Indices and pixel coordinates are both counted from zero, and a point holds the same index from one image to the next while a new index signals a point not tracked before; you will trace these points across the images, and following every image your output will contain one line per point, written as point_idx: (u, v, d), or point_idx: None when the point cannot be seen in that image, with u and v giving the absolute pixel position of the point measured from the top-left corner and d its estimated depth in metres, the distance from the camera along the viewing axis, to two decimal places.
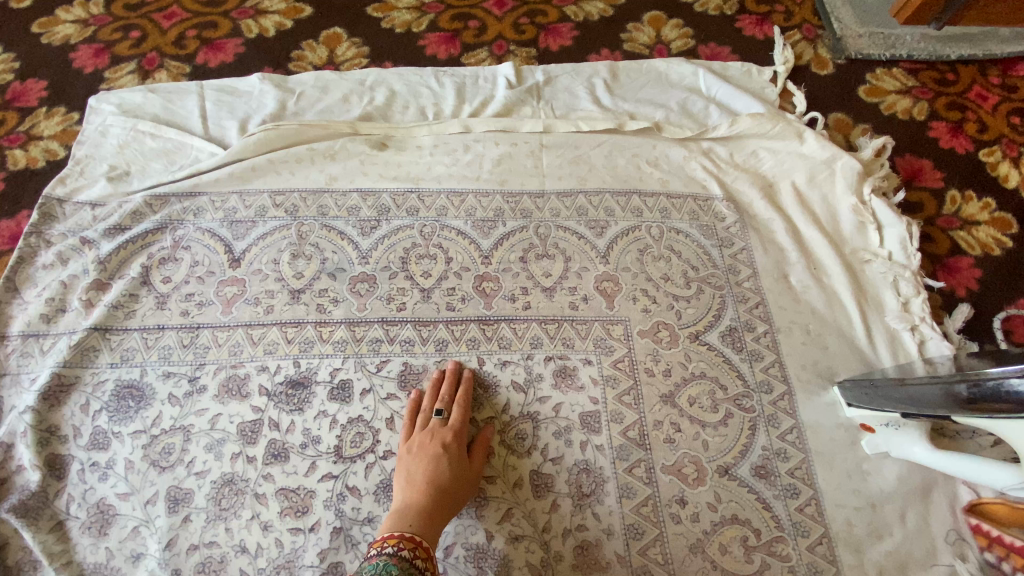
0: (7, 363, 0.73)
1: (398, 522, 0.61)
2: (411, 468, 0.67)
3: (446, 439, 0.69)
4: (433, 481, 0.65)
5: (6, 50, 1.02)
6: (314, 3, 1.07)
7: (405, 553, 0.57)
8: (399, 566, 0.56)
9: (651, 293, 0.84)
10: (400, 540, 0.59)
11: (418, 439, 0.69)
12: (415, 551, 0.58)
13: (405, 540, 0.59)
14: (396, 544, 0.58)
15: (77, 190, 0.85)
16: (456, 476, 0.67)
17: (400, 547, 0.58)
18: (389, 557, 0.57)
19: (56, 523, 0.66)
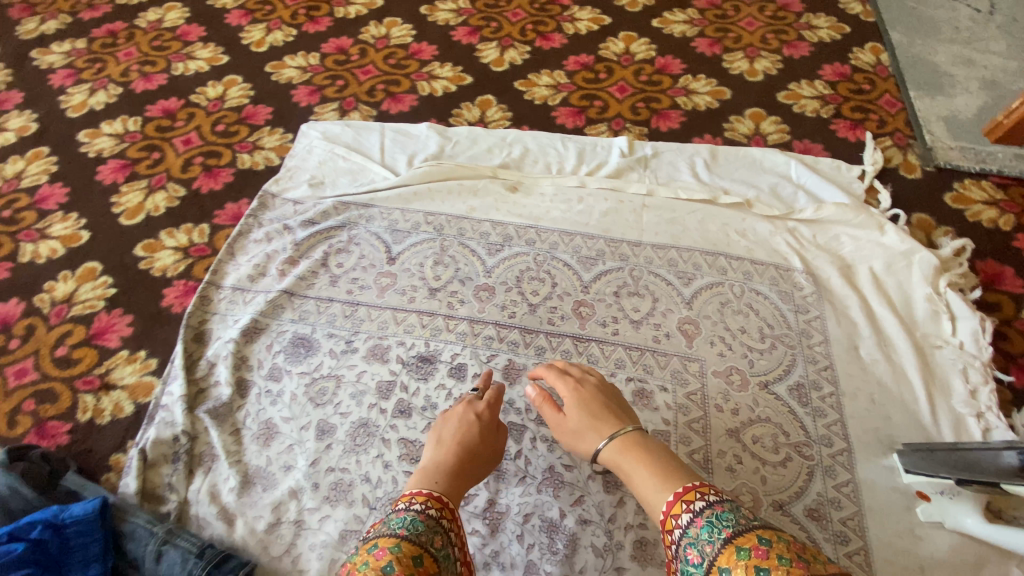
0: (221, 305, 0.97)
1: (430, 484, 0.70)
2: (444, 437, 0.77)
3: (477, 417, 0.79)
4: (461, 449, 0.75)
5: (247, 82, 1.33)
6: (474, 74, 1.34)
7: (431, 510, 0.64)
8: (425, 522, 0.63)
9: (728, 341, 0.96)
10: (429, 501, 0.66)
11: (453, 414, 0.81)
12: (441, 511, 0.66)
13: (432, 499, 0.67)
14: (424, 501, 0.66)
15: (286, 190, 1.13)
16: (480, 449, 0.76)
17: (427, 506, 0.65)
18: (417, 513, 0.64)
19: (234, 429, 0.85)
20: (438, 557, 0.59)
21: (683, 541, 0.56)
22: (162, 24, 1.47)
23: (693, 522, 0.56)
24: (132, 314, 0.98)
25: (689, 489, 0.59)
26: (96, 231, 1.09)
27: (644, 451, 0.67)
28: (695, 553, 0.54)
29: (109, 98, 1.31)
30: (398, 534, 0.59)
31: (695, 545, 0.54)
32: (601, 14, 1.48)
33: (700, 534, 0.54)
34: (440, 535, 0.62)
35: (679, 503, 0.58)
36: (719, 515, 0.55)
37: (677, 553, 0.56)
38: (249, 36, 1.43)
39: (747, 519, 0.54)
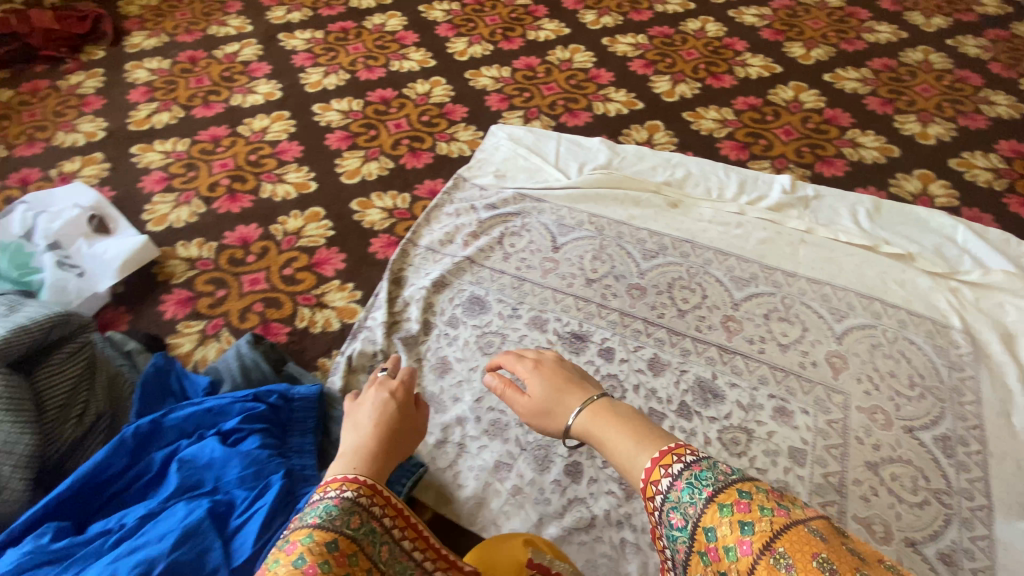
0: (415, 259, 1.16)
1: (352, 468, 0.59)
2: (360, 422, 0.68)
3: (391, 399, 0.71)
4: (379, 431, 0.66)
5: (449, 84, 1.56)
6: (646, 101, 1.47)
7: (349, 492, 0.55)
8: (341, 505, 0.53)
9: (874, 381, 0.98)
10: (356, 485, 0.56)
11: (367, 399, 0.71)
12: (372, 498, 0.56)
13: (359, 483, 0.56)
14: (344, 486, 0.55)
15: (475, 176, 1.31)
16: (402, 429, 0.68)
17: (345, 489, 0.55)
18: (332, 498, 0.54)
19: (417, 359, 1.02)
20: (356, 536, 0.51)
21: (665, 507, 0.49)
22: (384, 27, 1.75)
23: (673, 485, 0.49)
24: (345, 253, 1.19)
25: (667, 451, 0.52)
26: (322, 183, 1.32)
27: (614, 413, 0.59)
28: (678, 517, 0.47)
29: (338, 81, 1.58)
30: (309, 525, 0.50)
31: (677, 510, 0.48)
32: (772, 64, 1.56)
33: (681, 496, 0.48)
34: (361, 515, 0.53)
35: (656, 468, 0.51)
36: (698, 476, 0.48)
37: (659, 518, 0.49)
38: (454, 46, 1.67)
39: (726, 472, 0.48)
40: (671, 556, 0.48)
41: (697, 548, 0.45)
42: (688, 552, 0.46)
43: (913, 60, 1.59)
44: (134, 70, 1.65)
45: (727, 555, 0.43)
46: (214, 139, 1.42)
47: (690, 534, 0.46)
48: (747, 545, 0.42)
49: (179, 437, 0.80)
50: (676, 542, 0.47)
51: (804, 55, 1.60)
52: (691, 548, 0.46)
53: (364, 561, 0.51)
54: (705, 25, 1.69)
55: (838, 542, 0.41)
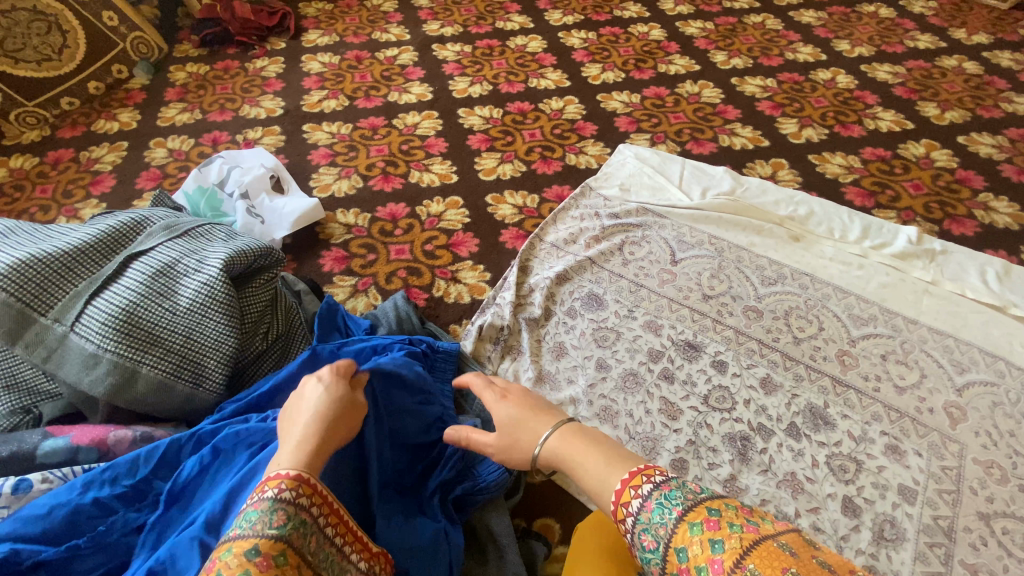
0: (542, 253, 1.27)
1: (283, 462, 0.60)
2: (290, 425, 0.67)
3: (319, 388, 0.70)
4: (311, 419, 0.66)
5: (582, 104, 1.69)
6: (772, 140, 1.53)
7: (283, 493, 0.56)
8: (265, 508, 0.54)
9: (994, 437, 0.97)
10: (282, 482, 0.57)
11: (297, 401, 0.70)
12: (297, 489, 0.57)
13: (285, 479, 0.57)
14: (281, 484, 0.57)
15: (601, 187, 1.41)
16: (337, 409, 0.68)
17: (267, 488, 0.56)
18: (259, 502, 0.55)
19: (538, 340, 1.12)
20: (283, 534, 0.53)
21: (637, 528, 0.58)
22: (526, 48, 1.92)
23: (642, 505, 0.59)
24: (479, 240, 1.33)
25: (636, 473, 0.62)
26: (462, 176, 1.48)
27: (578, 435, 0.71)
28: (650, 538, 0.56)
29: (482, 91, 1.75)
30: (230, 537, 0.52)
31: (649, 532, 0.57)
32: (904, 120, 1.58)
33: (651, 516, 0.57)
34: (287, 509, 0.55)
35: (627, 489, 0.61)
36: (656, 503, 0.58)
37: (632, 542, 0.58)
38: (588, 71, 1.81)
39: (695, 493, 0.57)
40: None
41: (667, 567, 0.54)
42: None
43: None
44: (309, 61, 1.90)
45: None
46: (373, 127, 1.63)
47: (663, 556, 0.55)
48: (719, 564, 0.49)
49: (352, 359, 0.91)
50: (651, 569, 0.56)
51: (937, 115, 1.60)
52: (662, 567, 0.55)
53: (294, 555, 0.52)
54: (835, 76, 1.73)
55: (807, 555, 0.49)
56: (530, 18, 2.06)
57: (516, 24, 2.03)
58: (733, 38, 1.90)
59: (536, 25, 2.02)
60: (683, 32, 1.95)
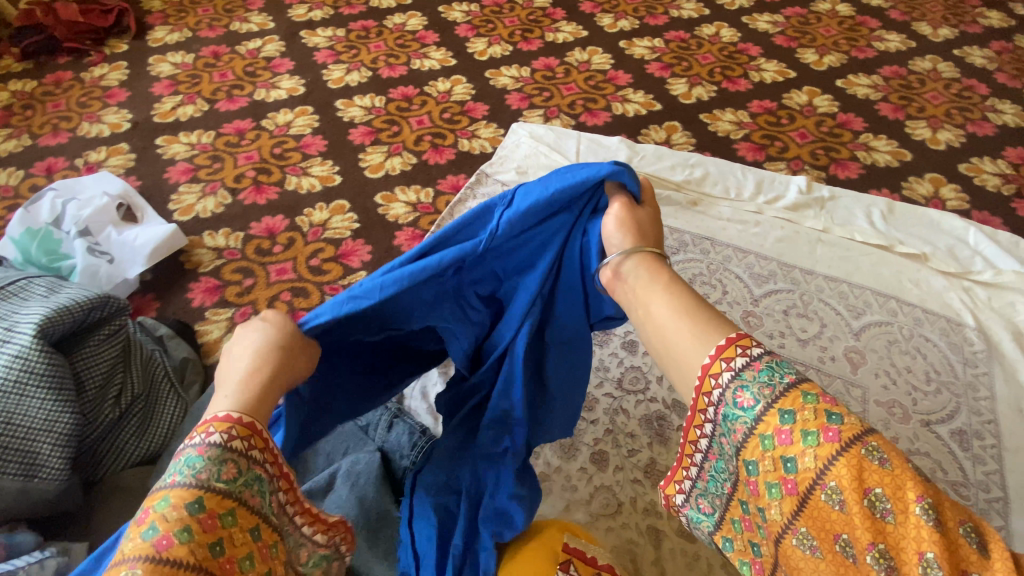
0: None
1: (231, 401, 0.49)
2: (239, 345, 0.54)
3: (278, 325, 0.57)
4: (257, 359, 0.53)
5: (470, 83, 1.58)
6: (664, 103, 1.50)
7: (236, 442, 0.46)
8: (209, 458, 0.44)
9: (893, 376, 1.00)
10: (229, 426, 0.46)
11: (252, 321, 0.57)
12: (250, 441, 0.47)
13: (236, 424, 0.47)
14: (233, 432, 0.46)
15: (497, 172, 1.33)
16: (283, 365, 0.54)
17: (213, 433, 0.45)
18: (208, 446, 0.45)
19: None
20: (233, 491, 0.44)
21: (734, 384, 0.49)
22: (405, 27, 1.77)
23: (750, 365, 0.48)
24: (370, 245, 1.21)
25: (730, 342, 0.50)
26: (346, 177, 1.34)
27: (666, 277, 0.57)
28: (748, 397, 0.48)
29: (361, 78, 1.61)
30: (165, 485, 0.43)
31: (749, 390, 0.48)
32: (786, 69, 1.60)
33: (757, 378, 0.48)
34: (240, 461, 0.45)
35: (729, 348, 0.50)
36: (762, 371, 0.48)
37: (720, 401, 0.50)
38: (473, 46, 1.71)
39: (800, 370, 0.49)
40: (714, 463, 0.54)
41: (755, 434, 0.47)
42: (739, 451, 0.49)
43: (922, 68, 1.62)
44: (157, 63, 1.67)
45: (787, 469, 0.45)
46: (239, 132, 1.46)
47: (757, 416, 0.47)
48: (835, 433, 0.43)
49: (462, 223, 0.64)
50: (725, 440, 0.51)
51: (817, 60, 1.63)
52: (749, 439, 0.48)
53: (244, 515, 0.44)
54: (719, 31, 1.72)
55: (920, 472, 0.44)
56: None
57: (392, 1, 1.88)
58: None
59: None
60: None
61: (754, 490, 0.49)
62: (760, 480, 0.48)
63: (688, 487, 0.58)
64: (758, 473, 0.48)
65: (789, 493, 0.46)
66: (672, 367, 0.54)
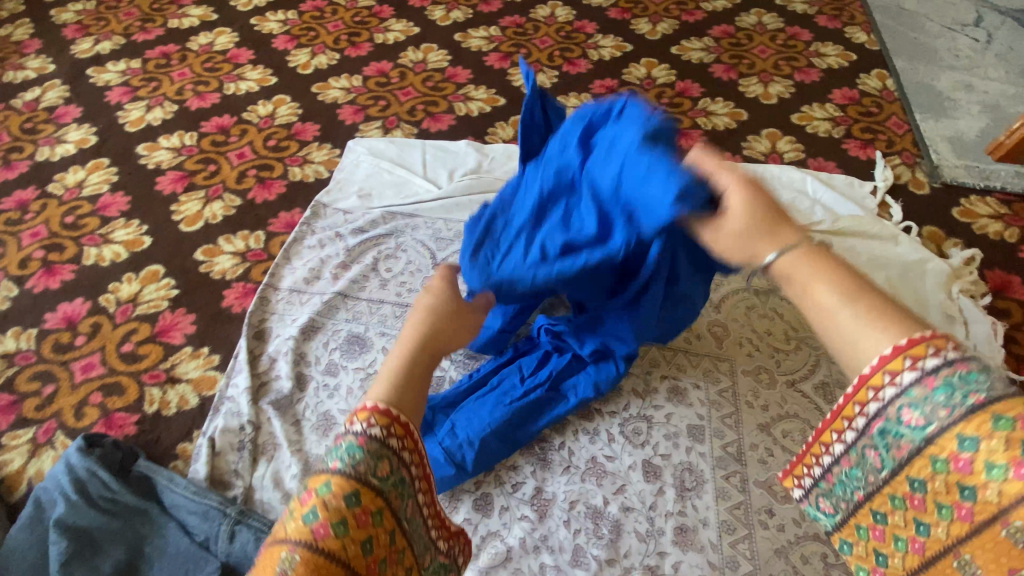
0: (277, 305, 1.03)
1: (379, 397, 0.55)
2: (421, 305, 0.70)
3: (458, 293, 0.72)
4: (430, 324, 0.66)
5: (295, 101, 1.42)
6: (507, 96, 1.44)
7: (385, 433, 0.50)
8: (364, 449, 0.47)
9: (755, 342, 1.02)
10: (379, 418, 0.51)
11: (432, 287, 0.71)
12: (393, 432, 0.51)
13: (382, 416, 0.51)
14: (384, 426, 0.50)
15: (336, 200, 1.18)
16: (449, 322, 0.68)
17: (371, 426, 0.50)
18: (358, 436, 0.49)
19: (295, 420, 0.91)
20: (383, 488, 0.47)
21: (899, 400, 0.44)
22: (212, 47, 1.60)
23: (922, 381, 0.42)
24: (194, 313, 1.05)
25: (906, 344, 0.43)
26: (157, 236, 1.17)
27: (829, 259, 0.48)
28: (917, 416, 0.42)
29: (165, 115, 1.42)
30: (330, 468, 0.46)
31: (918, 407, 0.42)
32: (623, 43, 1.58)
33: (932, 397, 0.41)
34: (389, 458, 0.49)
35: (899, 357, 0.43)
36: (934, 392, 0.41)
37: (863, 432, 0.47)
38: (295, 59, 1.54)
39: (1006, 385, 0.40)
40: (855, 454, 0.49)
41: (925, 453, 0.42)
42: (897, 469, 0.45)
43: (748, 24, 1.65)
44: None
45: (964, 495, 0.40)
46: (19, 206, 1.23)
47: (926, 436, 0.42)
48: None
49: (556, 151, 0.69)
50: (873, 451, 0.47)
51: (651, 30, 1.63)
52: (916, 455, 0.43)
53: (393, 515, 0.47)
54: (554, 10, 1.67)
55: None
56: (211, 8, 1.73)
57: (194, 20, 1.69)
58: None
59: (220, 16, 1.70)
60: None
61: (918, 504, 0.44)
62: (927, 498, 0.43)
63: (809, 485, 0.55)
64: (925, 492, 0.43)
65: (959, 518, 0.40)
66: (843, 360, 0.47)
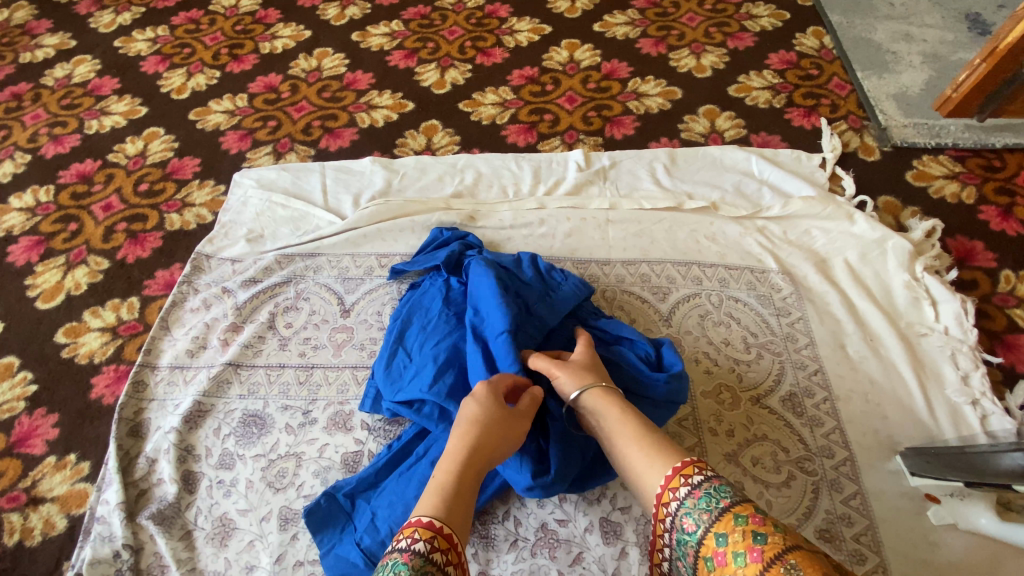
0: (157, 389, 0.87)
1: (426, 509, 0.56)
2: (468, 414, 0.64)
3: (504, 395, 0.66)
4: (478, 436, 0.62)
5: (169, 133, 1.23)
6: (415, 100, 1.28)
7: (425, 548, 0.51)
8: (410, 565, 0.48)
9: (713, 356, 0.90)
10: (429, 534, 0.52)
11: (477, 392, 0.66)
12: (445, 554, 0.51)
13: (438, 535, 0.52)
14: (428, 540, 0.52)
15: (221, 249, 1.01)
16: (500, 434, 0.63)
17: (417, 540, 0.51)
18: (401, 554, 0.50)
19: (185, 532, 0.75)
20: None
21: (679, 511, 0.52)
22: (71, 79, 1.38)
23: (691, 494, 0.52)
24: (56, 412, 0.88)
25: (680, 466, 0.56)
26: (10, 320, 0.98)
27: (624, 407, 0.65)
28: (690, 522, 0.50)
29: (16, 167, 1.21)
30: None
31: (692, 514, 0.51)
32: (540, 24, 1.43)
33: (698, 505, 0.51)
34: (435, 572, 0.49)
35: (677, 477, 0.55)
36: (717, 488, 0.51)
37: (672, 526, 0.53)
38: (168, 82, 1.34)
39: (743, 493, 0.51)
40: (675, 548, 0.52)
41: (729, 513, 0.48)
42: (705, 530, 0.49)
43: None
44: None
45: (756, 539, 0.45)
46: None
47: (699, 538, 0.49)
48: (759, 553, 0.44)
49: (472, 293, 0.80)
50: (685, 526, 0.51)
51: (569, 7, 1.47)
52: (722, 514, 0.49)
53: None
54: None
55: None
56: (69, 33, 1.50)
57: (49, 50, 1.47)
58: None
59: (79, 41, 1.48)
60: None
61: None
62: (727, 549, 0.46)
63: None
64: (727, 543, 0.46)
65: (754, 560, 0.43)
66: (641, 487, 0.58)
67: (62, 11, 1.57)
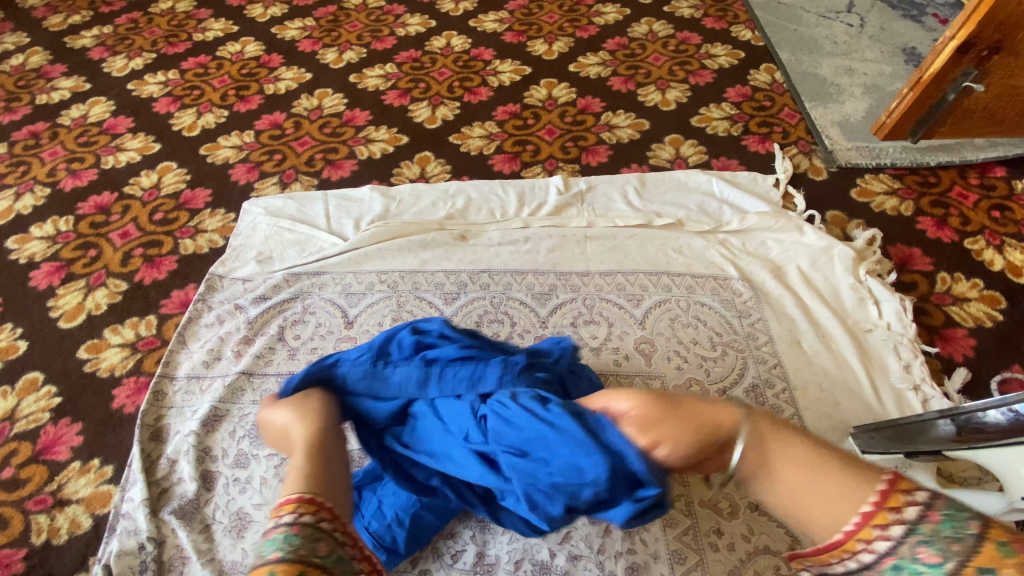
0: (175, 398, 0.94)
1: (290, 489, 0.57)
2: (282, 420, 0.68)
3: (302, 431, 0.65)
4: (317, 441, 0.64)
5: (182, 167, 1.33)
6: (410, 134, 1.40)
7: (305, 517, 0.53)
8: (301, 533, 0.52)
9: (683, 354, 1.00)
10: (294, 505, 0.55)
11: (295, 417, 0.67)
12: (317, 514, 0.54)
13: (302, 503, 0.55)
14: (296, 509, 0.54)
15: (233, 269, 1.10)
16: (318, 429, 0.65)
17: (284, 516, 0.53)
18: (286, 526, 0.52)
19: (204, 525, 0.82)
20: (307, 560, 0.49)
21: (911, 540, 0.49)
22: (86, 119, 1.49)
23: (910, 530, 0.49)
24: (80, 421, 0.95)
25: (887, 489, 0.51)
26: (33, 338, 1.06)
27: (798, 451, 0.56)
28: (933, 553, 0.47)
29: (35, 200, 1.29)
30: (270, 559, 0.49)
31: (933, 544, 0.47)
32: (521, 65, 1.57)
33: (940, 535, 0.47)
34: (305, 530, 0.52)
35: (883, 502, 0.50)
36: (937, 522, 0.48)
37: (888, 552, 0.49)
38: (180, 121, 1.46)
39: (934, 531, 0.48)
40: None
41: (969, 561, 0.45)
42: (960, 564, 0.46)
43: (640, 33, 1.67)
44: None
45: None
46: None
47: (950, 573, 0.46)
48: None
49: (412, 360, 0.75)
50: (922, 557, 0.48)
51: (547, 50, 1.62)
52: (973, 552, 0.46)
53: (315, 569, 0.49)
54: (450, 40, 1.65)
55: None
56: (83, 77, 1.62)
57: (64, 92, 1.58)
58: (338, 29, 1.70)
59: (93, 84, 1.59)
60: (282, 38, 1.69)
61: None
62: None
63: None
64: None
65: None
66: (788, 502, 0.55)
67: (75, 56, 1.69)
